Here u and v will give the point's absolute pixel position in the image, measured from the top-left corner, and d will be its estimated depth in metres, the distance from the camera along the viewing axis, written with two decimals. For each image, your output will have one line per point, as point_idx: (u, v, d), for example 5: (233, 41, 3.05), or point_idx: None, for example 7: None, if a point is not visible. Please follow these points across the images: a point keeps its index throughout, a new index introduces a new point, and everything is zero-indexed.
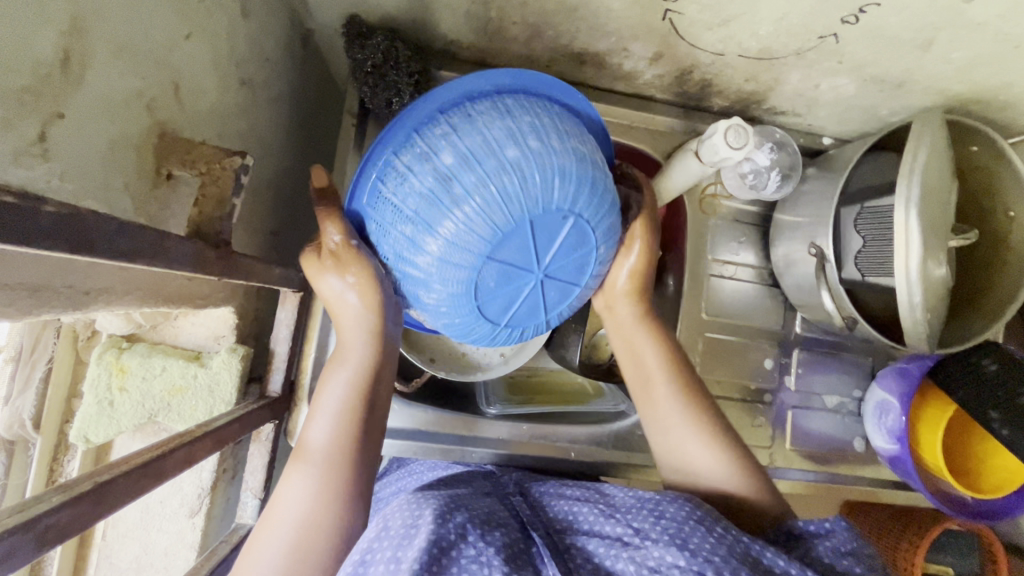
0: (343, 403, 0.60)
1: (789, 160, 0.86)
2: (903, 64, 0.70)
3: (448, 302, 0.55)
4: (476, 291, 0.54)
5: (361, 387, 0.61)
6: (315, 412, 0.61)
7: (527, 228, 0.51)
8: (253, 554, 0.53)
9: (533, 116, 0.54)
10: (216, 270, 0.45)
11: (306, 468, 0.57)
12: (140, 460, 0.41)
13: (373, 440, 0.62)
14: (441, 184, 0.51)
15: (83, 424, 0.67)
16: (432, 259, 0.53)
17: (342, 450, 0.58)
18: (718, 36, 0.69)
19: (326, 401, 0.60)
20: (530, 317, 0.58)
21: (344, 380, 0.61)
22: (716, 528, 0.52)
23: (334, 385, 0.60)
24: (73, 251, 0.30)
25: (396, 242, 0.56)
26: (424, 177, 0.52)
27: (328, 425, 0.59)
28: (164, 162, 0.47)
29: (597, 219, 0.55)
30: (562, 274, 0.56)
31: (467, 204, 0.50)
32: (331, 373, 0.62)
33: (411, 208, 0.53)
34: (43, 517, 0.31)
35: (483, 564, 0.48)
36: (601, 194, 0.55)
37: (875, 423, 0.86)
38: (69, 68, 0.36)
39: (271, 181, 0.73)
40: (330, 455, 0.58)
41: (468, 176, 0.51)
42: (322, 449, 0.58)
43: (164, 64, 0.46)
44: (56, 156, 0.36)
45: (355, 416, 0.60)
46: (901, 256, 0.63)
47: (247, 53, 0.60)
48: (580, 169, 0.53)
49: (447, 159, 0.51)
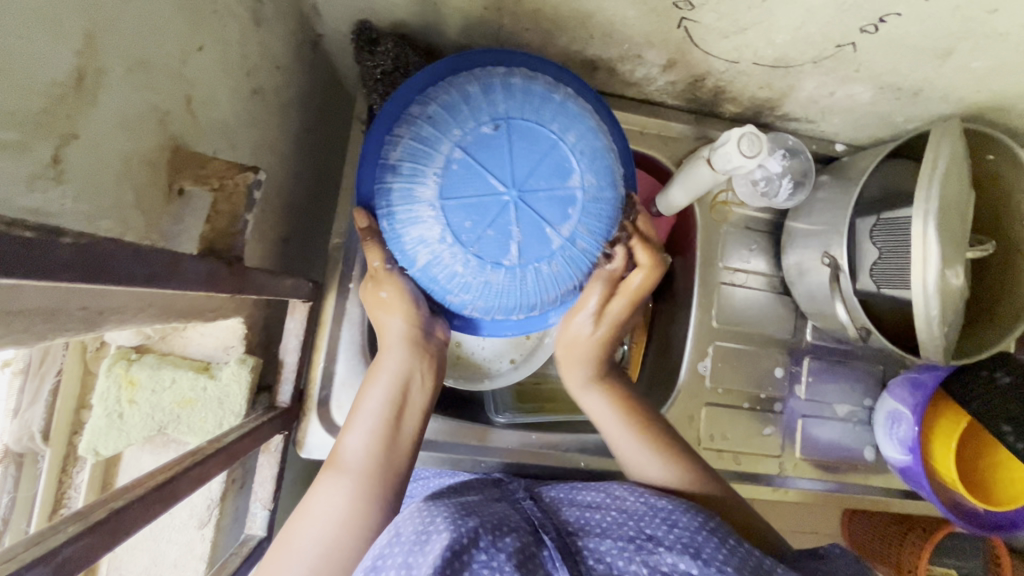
0: (382, 412, 0.64)
1: (802, 167, 0.86)
2: (922, 73, 0.69)
3: (457, 267, 0.57)
4: (463, 237, 0.55)
5: (396, 405, 0.65)
6: (352, 424, 0.64)
7: (469, 156, 0.54)
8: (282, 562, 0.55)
9: (451, 78, 0.58)
10: (228, 287, 0.45)
11: (344, 477, 0.60)
12: (154, 482, 0.41)
13: (411, 451, 0.65)
14: (410, 189, 0.56)
15: (92, 437, 0.66)
16: (435, 243, 0.56)
17: (377, 463, 0.62)
18: (733, 44, 0.68)
19: (364, 414, 0.64)
20: (540, 240, 0.56)
21: (382, 393, 0.65)
22: (728, 540, 0.54)
23: (376, 380, 0.66)
24: (92, 279, 0.29)
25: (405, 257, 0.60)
26: (396, 189, 0.57)
27: (369, 423, 0.64)
28: (176, 177, 0.46)
29: (562, 121, 0.56)
30: (542, 184, 0.55)
31: (419, 165, 0.55)
32: (373, 379, 0.66)
33: (403, 224, 0.58)
34: (61, 548, 0.31)
35: (495, 569, 0.47)
36: (541, 95, 0.56)
37: (887, 434, 0.85)
38: (84, 86, 0.35)
39: (280, 189, 0.72)
40: (364, 468, 0.61)
41: (427, 165, 0.55)
42: (358, 458, 0.62)
43: (176, 78, 0.45)
44: (69, 178, 0.35)
45: (388, 432, 0.64)
46: (920, 266, 0.62)
47: (258, 63, 0.59)
48: (497, 83, 0.56)
49: (401, 152, 0.57)
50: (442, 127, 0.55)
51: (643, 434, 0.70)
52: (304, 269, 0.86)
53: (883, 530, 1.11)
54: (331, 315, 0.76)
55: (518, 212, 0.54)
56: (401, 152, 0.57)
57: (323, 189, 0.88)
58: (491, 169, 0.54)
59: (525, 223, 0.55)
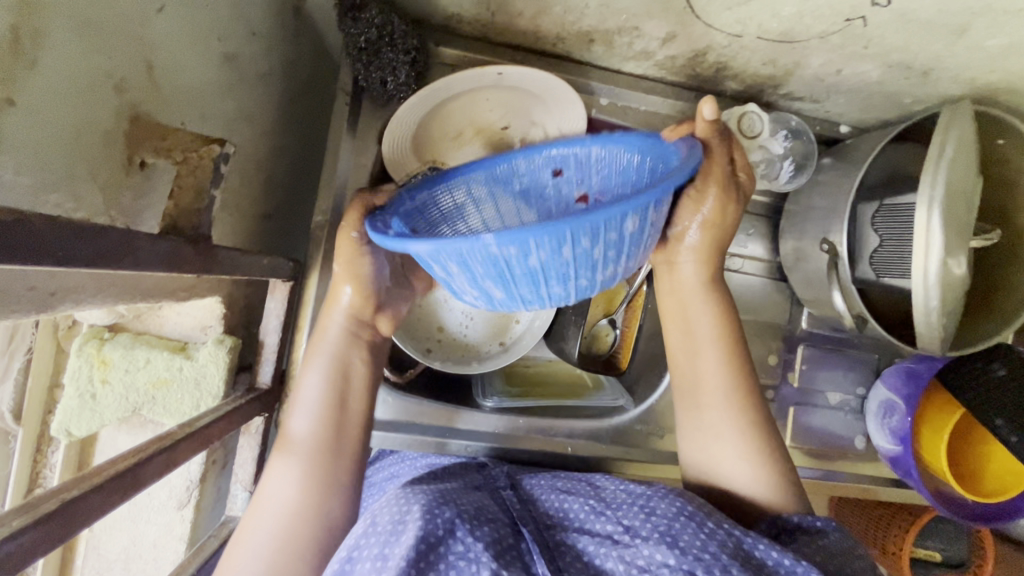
0: (325, 398, 0.60)
1: (804, 149, 0.83)
2: (933, 51, 0.66)
3: None
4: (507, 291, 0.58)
5: (337, 390, 0.61)
6: (295, 404, 0.61)
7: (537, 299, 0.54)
8: (239, 549, 0.54)
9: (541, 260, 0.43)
10: (195, 268, 0.42)
11: (289, 459, 0.58)
12: (114, 470, 0.39)
13: (366, 420, 0.63)
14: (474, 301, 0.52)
15: (65, 417, 0.65)
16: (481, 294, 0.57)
17: (325, 444, 0.59)
18: (737, 16, 0.64)
19: (306, 398, 0.60)
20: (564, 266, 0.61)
21: (323, 379, 0.61)
22: (707, 523, 0.52)
23: (320, 363, 0.61)
24: (20, 260, 0.27)
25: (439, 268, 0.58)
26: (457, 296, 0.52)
27: (310, 410, 0.60)
28: (137, 149, 0.44)
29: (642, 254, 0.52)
30: None
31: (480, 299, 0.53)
32: (311, 364, 0.62)
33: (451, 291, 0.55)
34: (1, 544, 0.29)
35: (471, 561, 0.48)
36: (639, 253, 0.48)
37: (878, 423, 0.84)
38: (19, 47, 0.32)
39: (260, 165, 0.69)
40: (310, 450, 0.59)
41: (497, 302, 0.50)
42: (304, 439, 0.59)
43: (134, 44, 0.42)
44: (7, 147, 0.33)
45: (335, 414, 0.60)
46: (921, 256, 0.60)
47: (229, 27, 0.56)
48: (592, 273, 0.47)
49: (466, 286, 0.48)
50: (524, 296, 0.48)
51: (725, 359, 0.65)
52: (287, 247, 0.83)
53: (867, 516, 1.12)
54: (313, 295, 0.73)
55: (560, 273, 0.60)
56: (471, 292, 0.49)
57: (308, 165, 0.85)
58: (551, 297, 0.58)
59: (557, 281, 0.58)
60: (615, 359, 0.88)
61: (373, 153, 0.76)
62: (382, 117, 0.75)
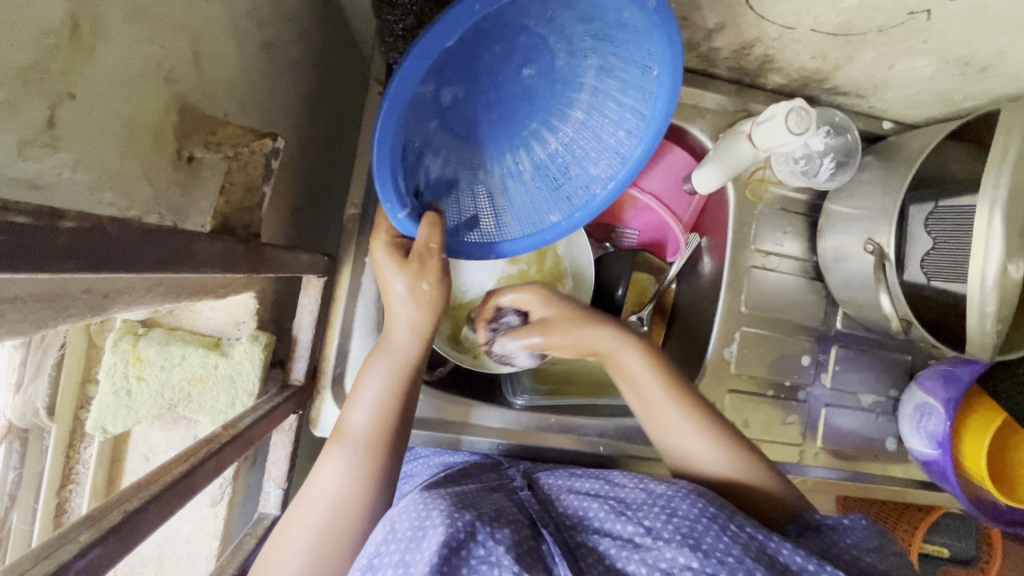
0: (384, 390, 0.60)
1: (847, 146, 0.80)
2: (996, 46, 0.63)
3: (430, 129, 0.60)
4: (450, 101, 0.59)
5: (401, 383, 0.60)
6: (356, 396, 0.60)
7: (503, 115, 0.63)
8: (281, 551, 0.53)
9: (593, 189, 0.67)
10: (245, 267, 0.41)
11: (345, 451, 0.57)
12: (170, 477, 0.38)
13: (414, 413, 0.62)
14: (495, 164, 0.65)
15: (100, 414, 0.63)
16: (454, 142, 0.63)
17: (382, 436, 0.58)
18: (793, 8, 0.62)
19: (367, 386, 0.60)
20: (503, 45, 0.56)
21: (385, 370, 0.60)
22: (730, 525, 0.50)
23: (383, 355, 0.61)
24: (96, 269, 0.25)
25: (422, 167, 0.61)
26: (491, 188, 0.66)
27: (370, 409, 0.59)
28: (186, 142, 0.42)
29: (599, 50, 0.58)
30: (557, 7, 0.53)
31: (456, 146, 0.63)
32: (371, 364, 0.61)
33: (440, 164, 0.63)
34: (72, 562, 0.28)
35: (493, 564, 0.47)
36: (605, 88, 0.62)
37: (912, 425, 0.82)
38: (79, 37, 0.31)
39: (293, 156, 0.67)
40: (368, 441, 0.57)
41: (534, 175, 0.67)
42: (362, 430, 0.58)
43: (184, 31, 0.40)
44: (65, 145, 0.31)
45: (396, 403, 0.60)
46: (980, 259, 0.58)
47: (269, 13, 0.54)
48: (593, 137, 0.65)
49: (535, 211, 0.67)
50: (576, 186, 0.67)
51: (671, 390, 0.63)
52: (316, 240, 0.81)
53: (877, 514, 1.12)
54: (346, 290, 0.72)
55: (496, 39, 0.55)
56: (528, 204, 0.67)
57: (338, 157, 0.83)
58: (500, 84, 0.60)
59: (509, 32, 0.54)
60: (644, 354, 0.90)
61: None
62: None
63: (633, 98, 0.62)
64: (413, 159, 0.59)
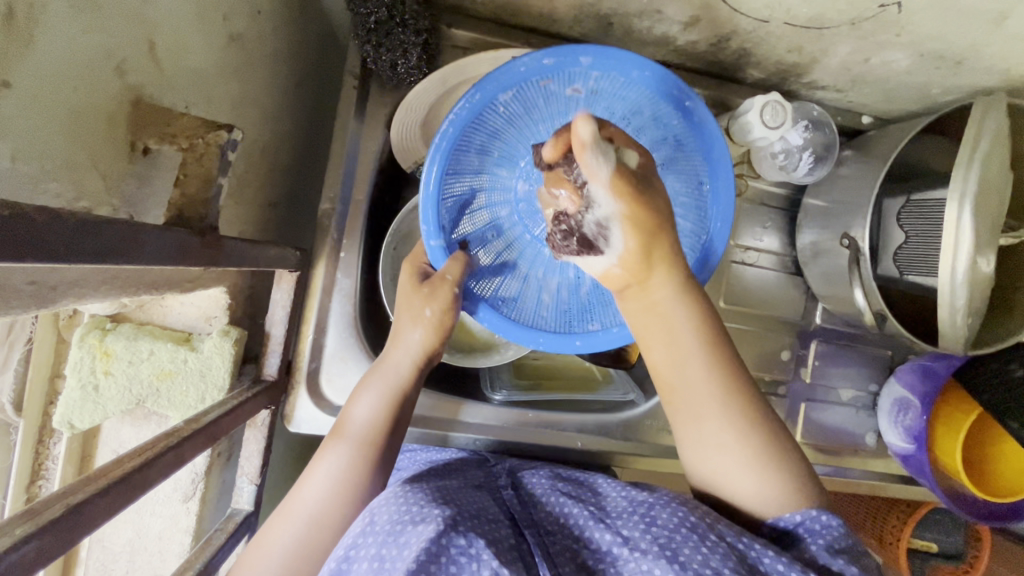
0: (383, 400, 0.60)
1: (824, 140, 0.80)
2: (968, 39, 0.63)
3: (502, 211, 0.63)
4: (527, 195, 0.62)
5: (400, 398, 0.61)
6: (358, 394, 0.61)
7: None
8: (264, 547, 0.54)
9: None
10: (201, 260, 0.40)
11: (342, 445, 0.58)
12: (122, 470, 0.38)
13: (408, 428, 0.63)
14: (550, 267, 0.65)
15: (68, 409, 0.63)
16: (525, 240, 0.64)
17: (377, 438, 0.59)
18: (765, 1, 0.62)
19: (367, 391, 0.61)
20: None
21: (383, 383, 0.61)
22: (710, 535, 0.47)
23: (384, 367, 0.61)
24: (19, 257, 0.25)
25: (485, 246, 0.64)
26: (534, 287, 0.65)
27: (370, 412, 0.60)
28: (140, 134, 0.41)
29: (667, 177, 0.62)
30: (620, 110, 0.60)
31: (524, 241, 0.64)
32: (375, 374, 0.62)
33: (501, 249, 0.64)
34: (6, 555, 0.28)
35: (472, 557, 0.45)
36: None
37: (891, 419, 0.83)
38: (16, 24, 0.30)
39: (265, 150, 0.67)
40: (364, 441, 0.58)
41: (587, 289, 0.64)
42: (361, 428, 0.59)
43: (138, 21, 0.39)
44: (4, 134, 0.31)
45: (393, 412, 0.60)
46: (949, 254, 0.58)
47: (235, 4, 0.53)
48: None
49: (574, 312, 0.64)
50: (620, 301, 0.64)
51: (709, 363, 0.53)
52: (293, 235, 0.81)
53: (860, 509, 1.13)
54: (321, 285, 0.71)
55: None
56: (570, 307, 0.64)
57: (315, 151, 0.83)
58: None
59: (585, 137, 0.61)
60: (625, 352, 0.85)
61: (381, 139, 0.74)
62: (392, 102, 0.73)
63: (691, 219, 0.62)
64: (470, 235, 0.63)
